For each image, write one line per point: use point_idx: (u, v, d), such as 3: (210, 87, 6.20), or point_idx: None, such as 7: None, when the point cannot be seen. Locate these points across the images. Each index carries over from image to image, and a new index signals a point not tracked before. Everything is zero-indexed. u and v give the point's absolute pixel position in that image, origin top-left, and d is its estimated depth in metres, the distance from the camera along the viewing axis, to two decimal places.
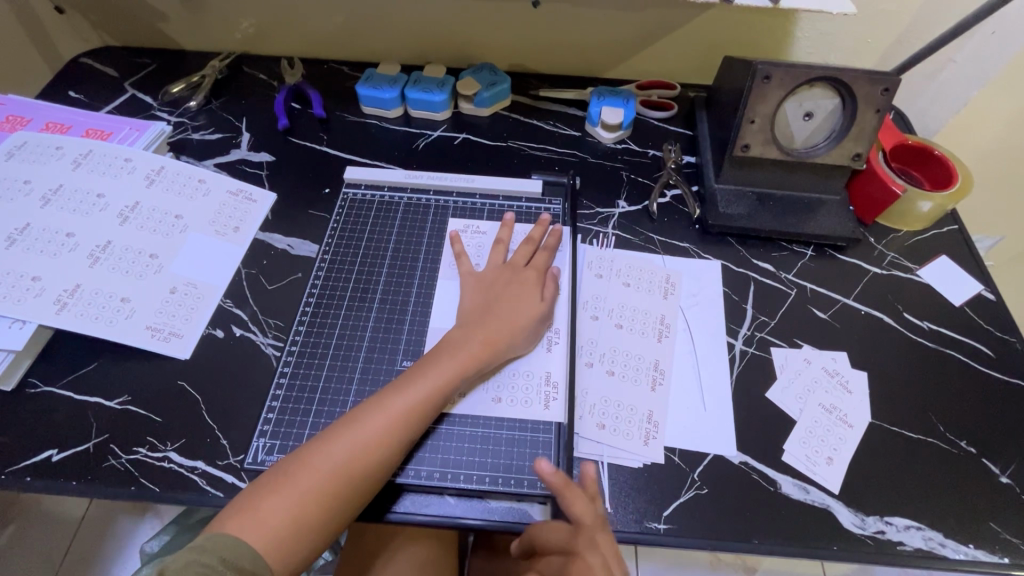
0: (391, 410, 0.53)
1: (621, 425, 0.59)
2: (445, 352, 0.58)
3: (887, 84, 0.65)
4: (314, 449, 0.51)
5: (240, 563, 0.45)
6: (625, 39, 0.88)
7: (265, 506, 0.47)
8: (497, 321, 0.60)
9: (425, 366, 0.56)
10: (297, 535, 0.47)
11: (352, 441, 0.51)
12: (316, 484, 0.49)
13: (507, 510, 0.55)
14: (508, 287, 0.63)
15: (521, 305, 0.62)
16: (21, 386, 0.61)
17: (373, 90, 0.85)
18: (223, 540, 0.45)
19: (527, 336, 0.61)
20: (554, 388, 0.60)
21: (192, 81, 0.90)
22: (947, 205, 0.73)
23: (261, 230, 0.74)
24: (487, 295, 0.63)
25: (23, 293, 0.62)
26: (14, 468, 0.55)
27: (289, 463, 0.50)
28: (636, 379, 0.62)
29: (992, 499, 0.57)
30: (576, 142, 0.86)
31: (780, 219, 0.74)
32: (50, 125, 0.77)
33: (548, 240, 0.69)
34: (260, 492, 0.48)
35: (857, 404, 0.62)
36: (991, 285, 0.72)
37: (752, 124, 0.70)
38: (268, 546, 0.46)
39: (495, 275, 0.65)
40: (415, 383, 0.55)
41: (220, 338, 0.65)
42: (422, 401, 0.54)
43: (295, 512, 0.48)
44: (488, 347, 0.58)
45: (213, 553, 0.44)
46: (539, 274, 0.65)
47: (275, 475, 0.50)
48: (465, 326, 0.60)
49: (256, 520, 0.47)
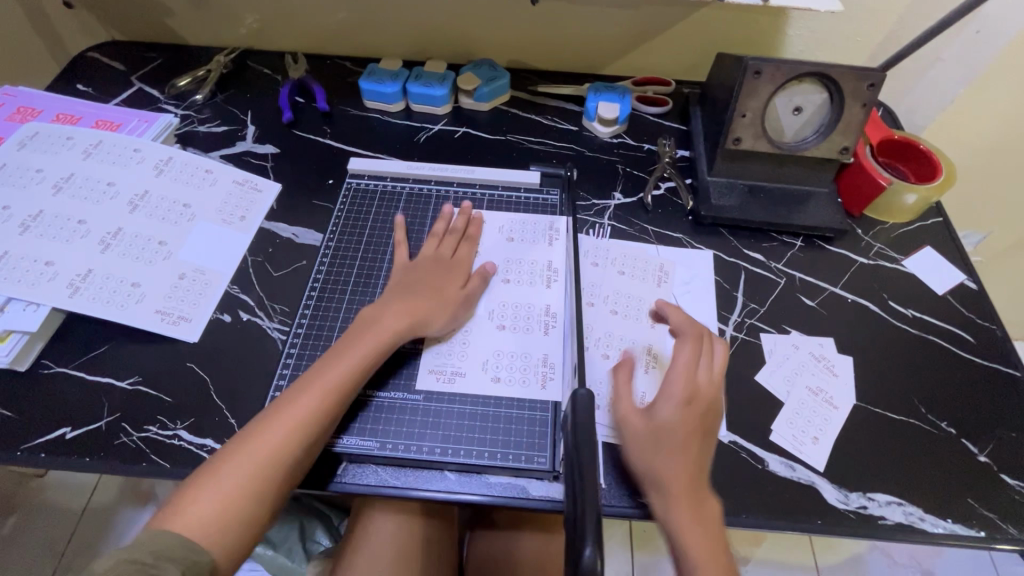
0: (307, 393, 0.54)
1: (614, 405, 0.61)
2: (358, 332, 0.59)
3: (873, 79, 0.68)
4: (238, 442, 0.51)
5: (171, 553, 0.45)
6: (621, 36, 0.91)
7: (191, 501, 0.48)
8: (413, 299, 0.62)
9: (341, 347, 0.58)
10: (227, 525, 0.48)
11: (272, 427, 0.52)
12: (239, 472, 0.49)
13: (506, 485, 0.56)
14: (433, 272, 0.66)
15: (438, 283, 0.65)
16: (34, 367, 0.63)
17: (376, 85, 0.87)
18: (151, 535, 0.46)
19: (444, 313, 0.63)
20: (550, 368, 0.63)
21: (198, 75, 0.91)
22: (931, 197, 0.75)
23: (267, 220, 0.76)
24: (408, 277, 0.65)
25: (38, 277, 0.64)
26: (29, 445, 0.57)
27: (214, 458, 0.51)
28: (630, 361, 0.64)
29: (971, 477, 0.59)
30: (572, 136, 0.88)
31: (771, 210, 0.76)
32: (60, 116, 0.79)
33: (470, 230, 0.72)
34: (186, 489, 0.49)
35: (843, 387, 0.64)
36: (973, 275, 0.75)
37: (743, 118, 0.72)
38: (197, 538, 0.46)
39: (417, 261, 0.67)
40: (332, 363, 0.56)
41: (228, 322, 0.67)
42: (338, 379, 0.55)
43: (222, 503, 0.48)
44: (402, 324, 0.60)
45: (147, 548, 0.44)
46: (466, 269, 0.68)
47: (200, 472, 0.50)
48: (380, 305, 0.61)
49: (183, 517, 0.47)
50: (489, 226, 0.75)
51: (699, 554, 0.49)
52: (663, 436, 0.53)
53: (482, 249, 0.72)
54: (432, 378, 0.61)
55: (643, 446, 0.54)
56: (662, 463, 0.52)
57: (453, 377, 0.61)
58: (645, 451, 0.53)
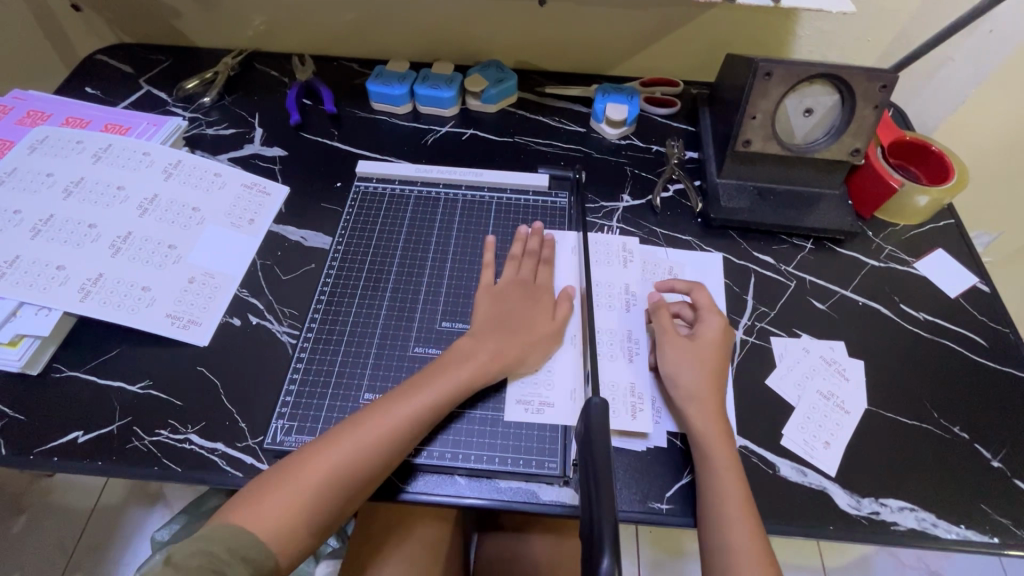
0: (395, 413, 0.54)
1: (611, 402, 0.61)
2: (453, 362, 0.59)
3: (885, 81, 0.67)
4: (319, 447, 0.52)
5: (245, 552, 0.46)
6: (629, 36, 0.90)
7: (269, 500, 0.49)
8: (506, 335, 0.61)
9: (433, 372, 0.58)
10: (299, 528, 0.49)
11: (356, 441, 0.52)
12: (317, 480, 0.50)
13: (515, 491, 0.57)
14: (519, 300, 0.65)
15: (529, 318, 0.63)
16: (46, 371, 0.63)
17: (383, 87, 0.87)
18: (225, 530, 0.47)
19: (538, 350, 0.62)
20: (638, 399, 0.61)
21: (206, 77, 0.92)
22: (944, 199, 0.75)
23: (275, 223, 0.76)
24: (497, 307, 0.64)
25: (49, 281, 0.64)
26: (41, 448, 0.58)
27: (295, 458, 0.52)
28: (613, 354, 0.65)
29: (984, 483, 0.59)
30: (580, 138, 0.88)
31: (780, 213, 0.76)
32: (70, 119, 0.79)
33: (545, 251, 0.71)
34: (265, 485, 0.50)
35: (854, 392, 0.64)
36: (986, 277, 0.74)
37: (753, 120, 0.72)
38: (271, 538, 0.48)
39: (504, 286, 0.66)
40: (424, 388, 0.56)
41: (237, 326, 0.67)
42: (426, 408, 0.55)
43: (298, 508, 0.49)
44: (496, 360, 0.60)
45: (219, 543, 0.46)
46: (552, 295, 0.67)
47: (279, 470, 0.51)
48: (476, 338, 0.61)
49: (258, 514, 0.48)
50: (564, 245, 0.74)
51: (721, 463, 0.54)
52: (697, 355, 0.60)
53: (561, 272, 0.71)
54: (520, 409, 0.60)
55: (674, 360, 0.60)
56: (693, 379, 0.59)
57: (541, 408, 0.60)
58: (676, 364, 0.60)
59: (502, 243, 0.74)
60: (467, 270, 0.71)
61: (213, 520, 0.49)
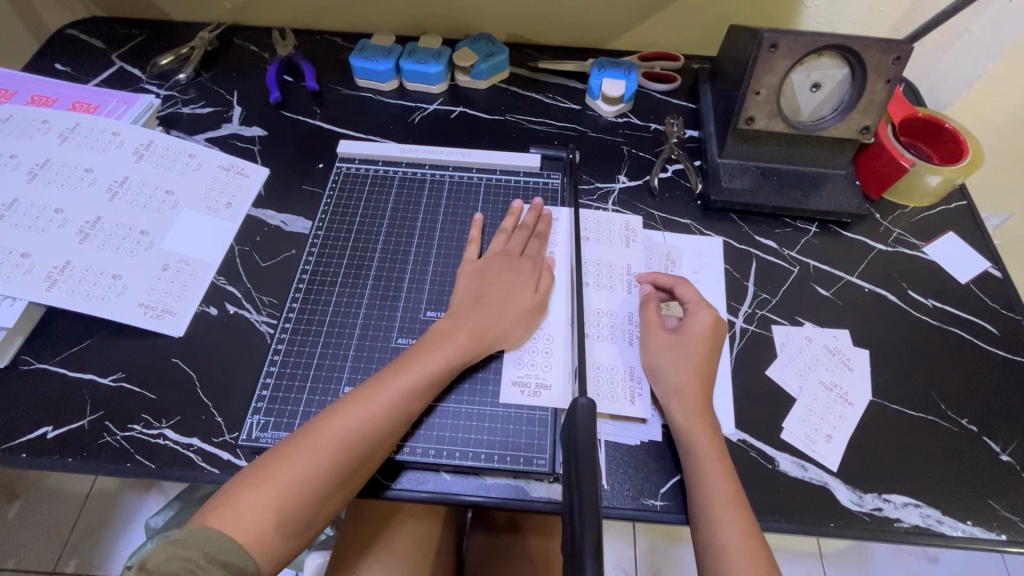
0: (375, 401, 0.51)
1: (607, 388, 0.59)
2: (431, 343, 0.56)
3: (899, 53, 0.63)
4: (297, 441, 0.50)
5: (223, 557, 0.44)
6: (627, 8, 0.85)
7: (247, 500, 0.46)
8: (485, 312, 0.58)
9: (410, 356, 0.55)
10: (281, 529, 0.47)
11: (337, 433, 0.50)
12: (294, 476, 0.48)
13: (504, 487, 0.54)
14: (501, 275, 0.62)
15: (511, 294, 0.60)
16: (14, 363, 0.60)
17: (367, 62, 0.83)
18: (196, 532, 0.44)
19: (519, 326, 0.60)
20: (638, 383, 0.59)
21: (181, 53, 0.87)
22: (956, 179, 0.71)
23: (254, 207, 0.73)
24: (477, 285, 0.61)
25: (13, 269, 0.61)
26: (9, 445, 0.55)
27: (272, 455, 0.49)
28: (613, 337, 0.62)
29: (991, 477, 0.56)
30: (575, 116, 0.83)
31: (784, 195, 0.72)
32: (36, 98, 0.75)
33: (540, 226, 0.68)
34: (242, 485, 0.47)
35: (858, 382, 0.61)
36: (998, 262, 0.71)
37: (758, 96, 0.67)
38: (252, 540, 0.45)
39: (487, 259, 0.63)
40: (401, 372, 0.53)
41: (214, 315, 0.64)
42: (405, 394, 0.52)
43: (279, 507, 0.47)
44: (477, 339, 0.57)
45: (197, 549, 0.43)
46: (534, 264, 0.64)
47: (255, 469, 0.48)
48: (455, 317, 0.58)
49: (235, 514, 0.46)
50: (561, 221, 0.71)
51: (709, 453, 0.52)
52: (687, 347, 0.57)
53: (552, 246, 0.68)
54: (516, 392, 0.58)
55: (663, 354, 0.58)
56: (682, 375, 0.56)
57: (538, 391, 0.58)
58: (666, 357, 0.57)
59: (493, 222, 0.70)
60: (449, 250, 0.68)
61: (189, 524, 0.46)
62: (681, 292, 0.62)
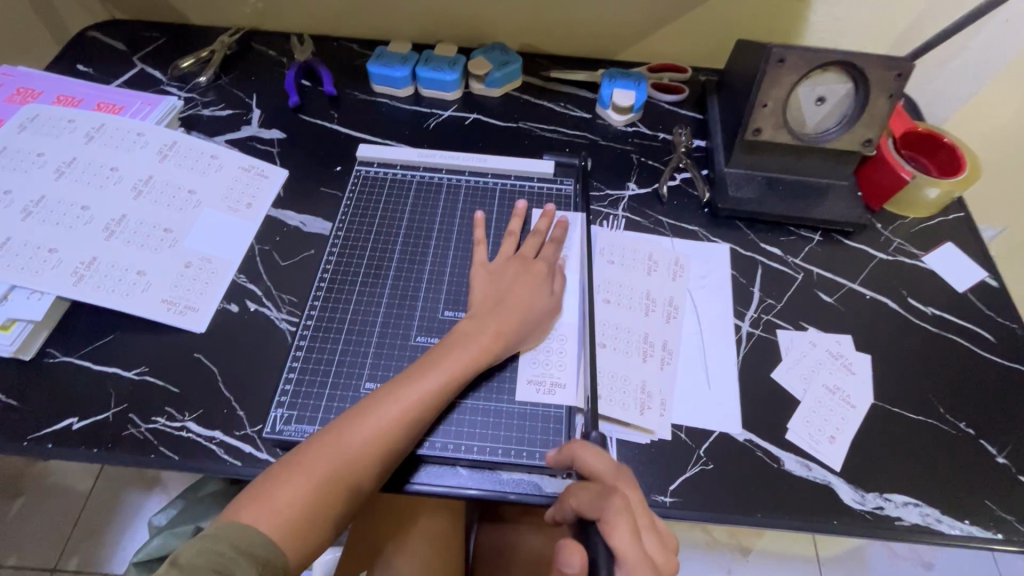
0: (401, 401, 0.53)
1: (615, 395, 0.60)
2: (455, 344, 0.57)
3: (901, 69, 0.65)
4: (326, 439, 0.51)
5: (253, 550, 0.45)
6: (638, 21, 0.88)
7: (280, 495, 0.48)
8: (506, 313, 0.60)
9: (434, 357, 0.57)
10: (312, 523, 0.48)
11: (366, 431, 0.51)
12: (325, 472, 0.49)
13: (518, 482, 0.56)
14: (519, 279, 0.63)
15: (530, 296, 0.62)
16: (39, 356, 0.62)
17: (385, 68, 0.85)
18: (229, 525, 0.46)
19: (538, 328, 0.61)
20: (647, 397, 0.60)
21: (202, 56, 0.89)
22: (954, 192, 0.74)
23: (273, 207, 0.75)
24: (497, 287, 0.63)
25: (41, 264, 0.63)
26: (37, 435, 0.57)
27: (302, 451, 0.51)
28: (628, 351, 0.63)
29: (988, 478, 0.58)
30: (586, 124, 0.86)
31: (790, 204, 0.75)
32: (62, 98, 0.77)
33: (555, 232, 0.69)
34: (274, 480, 0.49)
35: (860, 385, 0.63)
36: (994, 272, 0.73)
37: (764, 108, 0.70)
38: (285, 534, 0.47)
39: (505, 263, 0.65)
40: (426, 372, 0.55)
41: (235, 312, 0.66)
42: (430, 395, 0.54)
43: (311, 501, 0.48)
44: (497, 339, 0.59)
45: (225, 542, 0.44)
46: (549, 267, 0.66)
47: (286, 464, 0.50)
48: (477, 318, 0.60)
49: (268, 510, 0.47)
50: (574, 226, 0.73)
51: None
52: (641, 521, 0.46)
53: (565, 250, 0.70)
54: (532, 390, 0.59)
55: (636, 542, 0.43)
56: None
57: (553, 389, 0.60)
58: (633, 546, 0.43)
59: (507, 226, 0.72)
60: (466, 252, 0.70)
61: (220, 516, 0.47)
62: (585, 463, 0.50)
